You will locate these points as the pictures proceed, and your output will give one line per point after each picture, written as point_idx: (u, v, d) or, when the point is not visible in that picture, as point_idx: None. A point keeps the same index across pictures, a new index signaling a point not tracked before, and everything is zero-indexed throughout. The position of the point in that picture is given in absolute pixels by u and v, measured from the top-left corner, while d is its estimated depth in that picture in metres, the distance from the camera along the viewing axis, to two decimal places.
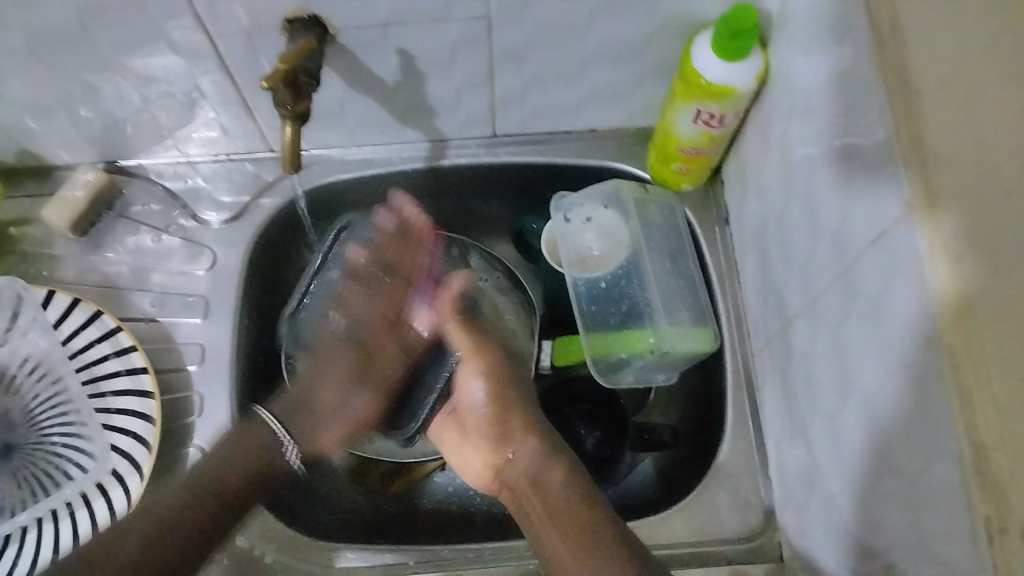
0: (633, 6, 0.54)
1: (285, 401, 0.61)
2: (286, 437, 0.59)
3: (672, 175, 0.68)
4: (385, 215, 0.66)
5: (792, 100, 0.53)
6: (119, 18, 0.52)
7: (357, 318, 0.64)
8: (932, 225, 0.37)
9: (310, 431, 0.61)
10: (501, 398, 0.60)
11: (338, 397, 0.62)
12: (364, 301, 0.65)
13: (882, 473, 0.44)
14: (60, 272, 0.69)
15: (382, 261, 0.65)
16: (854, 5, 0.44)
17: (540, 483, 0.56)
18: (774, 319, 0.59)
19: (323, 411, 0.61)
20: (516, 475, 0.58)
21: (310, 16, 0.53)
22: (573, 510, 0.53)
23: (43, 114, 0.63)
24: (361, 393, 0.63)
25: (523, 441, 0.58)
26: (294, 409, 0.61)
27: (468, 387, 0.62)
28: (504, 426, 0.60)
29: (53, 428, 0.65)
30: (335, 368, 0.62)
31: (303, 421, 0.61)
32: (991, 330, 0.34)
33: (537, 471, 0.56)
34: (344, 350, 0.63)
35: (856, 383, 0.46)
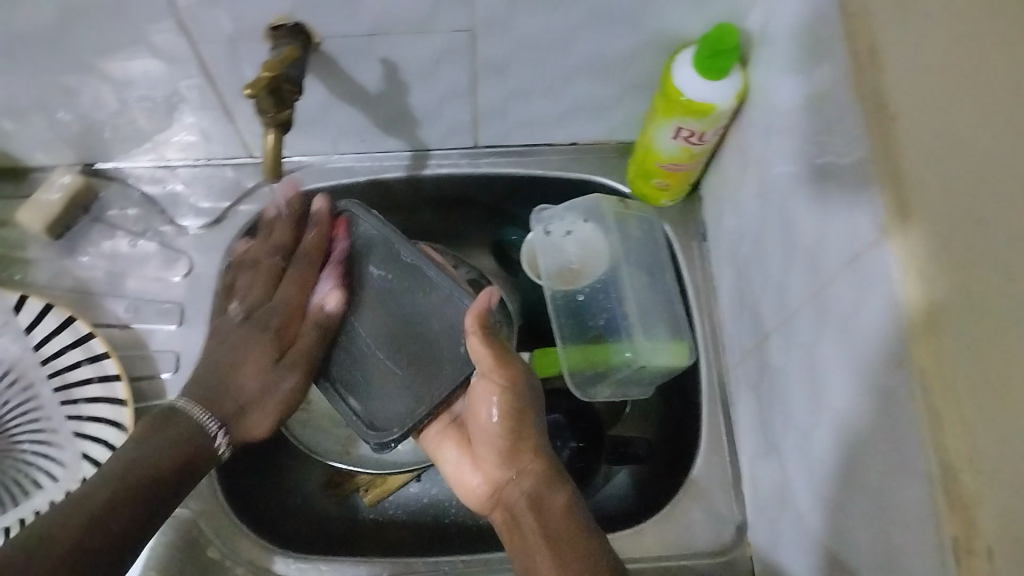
0: (616, 23, 0.55)
1: (195, 389, 0.58)
2: (216, 429, 0.56)
3: (652, 190, 0.68)
4: (283, 192, 0.66)
5: (770, 120, 0.54)
6: (101, 21, 0.52)
7: (258, 306, 0.62)
8: (907, 252, 0.38)
9: (235, 417, 0.58)
10: (519, 425, 0.56)
11: (260, 384, 0.59)
12: (264, 286, 0.63)
13: (852, 492, 0.45)
14: (33, 275, 0.69)
15: (279, 246, 0.64)
16: (831, 30, 0.45)
17: (544, 508, 0.54)
18: (749, 335, 0.60)
19: (243, 380, 0.58)
20: (518, 496, 0.56)
21: (294, 24, 0.53)
22: (568, 539, 0.52)
23: (20, 115, 0.62)
24: (285, 378, 0.59)
25: (530, 466, 0.56)
26: (205, 395, 0.57)
27: (484, 402, 0.57)
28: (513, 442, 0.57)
29: (20, 435, 0.64)
30: (252, 351, 0.59)
31: (224, 404, 0.57)
32: (960, 357, 0.35)
33: (542, 497, 0.55)
34: (256, 331, 0.60)
35: (828, 401, 0.47)
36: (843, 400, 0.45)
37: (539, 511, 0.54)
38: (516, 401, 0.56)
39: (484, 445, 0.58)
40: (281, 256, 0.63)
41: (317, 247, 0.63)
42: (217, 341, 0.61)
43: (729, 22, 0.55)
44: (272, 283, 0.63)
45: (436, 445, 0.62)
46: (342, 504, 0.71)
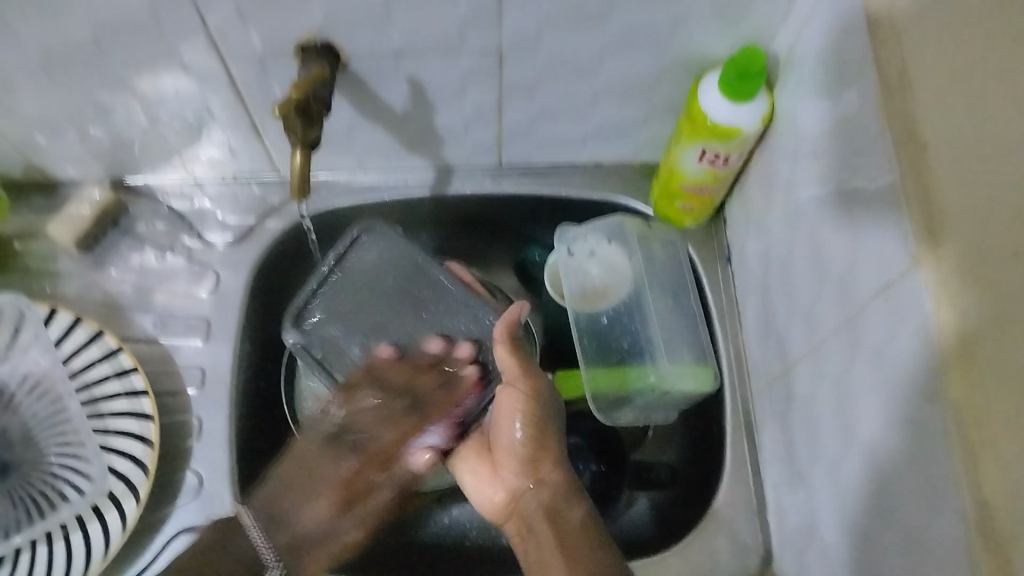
0: (643, 45, 0.55)
1: (261, 504, 0.61)
2: (273, 557, 0.58)
3: (676, 213, 0.68)
4: (434, 340, 0.66)
5: (798, 143, 0.54)
6: (134, 40, 0.53)
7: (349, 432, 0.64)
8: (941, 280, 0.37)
9: (292, 551, 0.58)
10: (540, 438, 0.58)
11: (310, 528, 0.60)
12: (356, 410, 0.64)
13: (882, 523, 0.44)
14: (62, 288, 0.69)
15: (400, 390, 0.64)
16: (862, 52, 0.44)
17: (561, 517, 0.55)
18: (775, 360, 0.59)
19: (301, 537, 0.59)
20: (536, 506, 0.57)
21: (322, 43, 0.53)
22: (583, 543, 0.53)
23: (54, 131, 0.63)
24: (349, 527, 0.62)
25: (552, 474, 0.57)
26: (270, 522, 0.60)
27: (506, 416, 0.59)
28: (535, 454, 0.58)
29: (50, 449, 0.65)
30: (325, 487, 0.62)
31: (280, 534, 0.59)
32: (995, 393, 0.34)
33: (559, 507, 0.56)
34: (327, 451, 0.63)
35: (857, 430, 0.46)
36: (873, 430, 0.44)
37: (554, 520, 0.55)
38: (539, 413, 0.58)
39: (507, 458, 0.59)
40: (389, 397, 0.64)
41: (433, 397, 0.65)
42: (299, 456, 0.63)
43: (757, 45, 0.55)
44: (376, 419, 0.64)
45: (455, 460, 0.64)
46: None
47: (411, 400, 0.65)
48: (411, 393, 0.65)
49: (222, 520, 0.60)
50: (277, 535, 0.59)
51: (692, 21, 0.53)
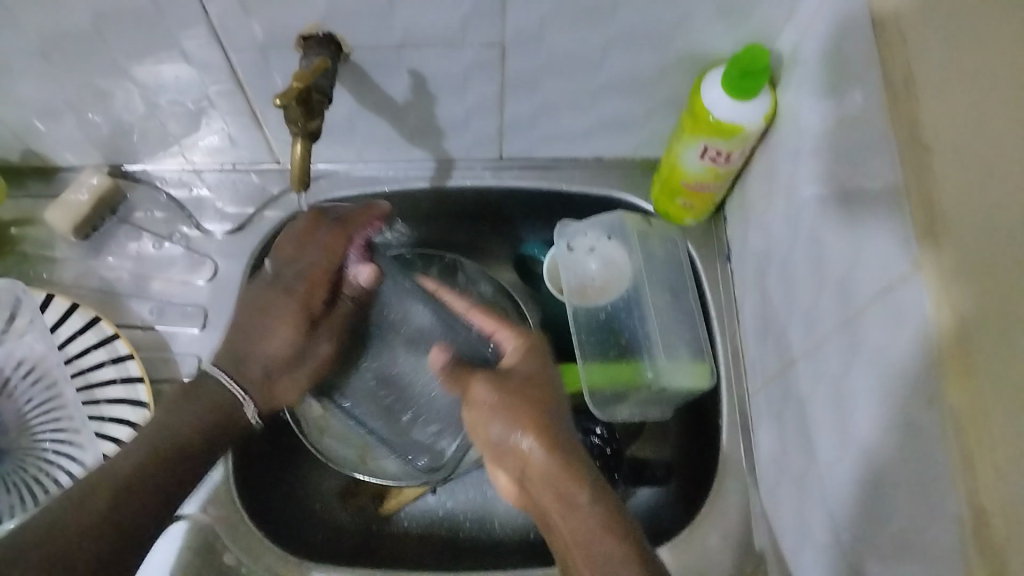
0: (645, 41, 0.55)
1: (228, 350, 0.60)
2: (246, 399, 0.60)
3: (676, 209, 0.68)
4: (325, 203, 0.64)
5: (800, 141, 0.54)
6: (135, 26, 0.53)
7: (288, 267, 0.61)
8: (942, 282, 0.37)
9: (263, 383, 0.61)
10: (523, 425, 0.51)
11: (292, 350, 0.61)
12: (297, 253, 0.61)
13: (877, 522, 0.44)
14: (59, 274, 0.69)
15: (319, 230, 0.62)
16: (865, 54, 0.45)
17: (569, 505, 0.49)
18: (772, 358, 0.60)
19: (274, 364, 0.61)
20: (545, 495, 0.50)
21: (324, 34, 0.53)
22: (593, 534, 0.48)
23: (52, 116, 0.63)
24: (321, 339, 0.62)
25: (538, 456, 0.51)
26: (237, 361, 0.60)
27: (481, 416, 0.53)
28: (516, 444, 0.51)
29: (44, 435, 0.65)
30: (280, 317, 0.60)
31: (253, 371, 0.60)
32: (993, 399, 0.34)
33: (568, 496, 0.49)
34: (280, 295, 0.60)
35: (854, 429, 0.46)
36: (869, 428, 0.44)
37: (566, 512, 0.49)
38: (509, 393, 0.53)
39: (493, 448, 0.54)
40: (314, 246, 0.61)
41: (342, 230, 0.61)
42: (249, 299, 0.61)
43: (761, 42, 0.55)
44: (301, 262, 0.61)
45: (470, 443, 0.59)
46: (355, 513, 0.70)
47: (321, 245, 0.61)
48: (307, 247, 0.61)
49: (194, 380, 0.59)
50: (260, 376, 0.60)
51: (696, 17, 0.53)
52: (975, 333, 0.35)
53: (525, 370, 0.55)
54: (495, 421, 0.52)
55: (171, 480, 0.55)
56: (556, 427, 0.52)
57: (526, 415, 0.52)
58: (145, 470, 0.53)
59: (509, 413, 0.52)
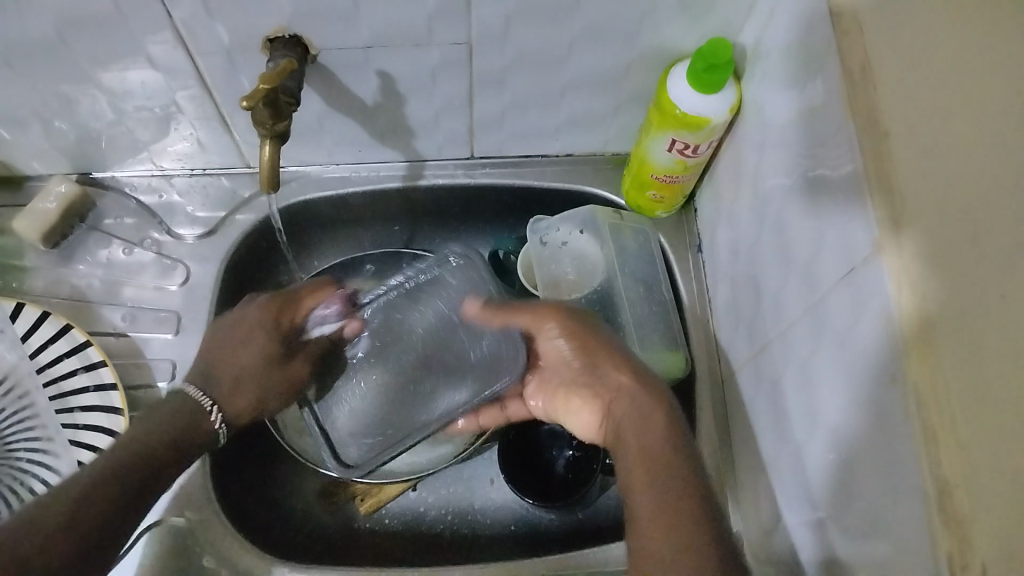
0: (611, 38, 0.56)
1: (203, 370, 0.59)
2: (211, 407, 0.57)
3: (647, 203, 0.69)
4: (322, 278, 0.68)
5: (765, 133, 0.55)
6: (99, 32, 0.52)
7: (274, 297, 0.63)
8: (900, 260, 0.38)
9: (230, 386, 0.59)
10: (606, 357, 0.56)
11: (268, 366, 0.61)
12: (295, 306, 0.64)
13: (846, 504, 0.45)
14: (29, 284, 0.69)
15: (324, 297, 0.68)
16: (823, 45, 0.46)
17: (643, 441, 0.52)
18: (743, 347, 0.61)
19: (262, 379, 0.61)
20: (619, 422, 0.55)
21: (291, 36, 0.53)
22: (662, 457, 0.51)
23: (17, 126, 0.62)
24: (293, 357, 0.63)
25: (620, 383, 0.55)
26: (213, 366, 0.59)
27: (574, 338, 0.58)
28: (609, 373, 0.56)
29: (15, 443, 0.63)
30: (262, 336, 0.61)
31: (222, 374, 0.59)
32: (955, 381, 0.35)
33: (636, 422, 0.53)
34: (265, 315, 0.62)
35: (822, 414, 0.47)
36: (836, 411, 0.45)
37: (641, 440, 0.52)
38: (577, 333, 0.58)
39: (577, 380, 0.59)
40: (299, 292, 0.64)
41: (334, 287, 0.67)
42: (236, 329, 0.61)
43: (725, 36, 0.56)
44: (291, 300, 0.64)
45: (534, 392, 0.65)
46: (336, 513, 0.70)
47: (308, 297, 0.64)
48: (288, 300, 0.63)
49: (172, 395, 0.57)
50: (222, 382, 0.59)
51: (660, 13, 0.53)
52: (941, 312, 0.36)
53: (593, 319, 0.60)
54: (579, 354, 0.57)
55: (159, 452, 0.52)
56: (643, 373, 0.56)
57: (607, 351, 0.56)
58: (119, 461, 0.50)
59: (585, 355, 0.57)
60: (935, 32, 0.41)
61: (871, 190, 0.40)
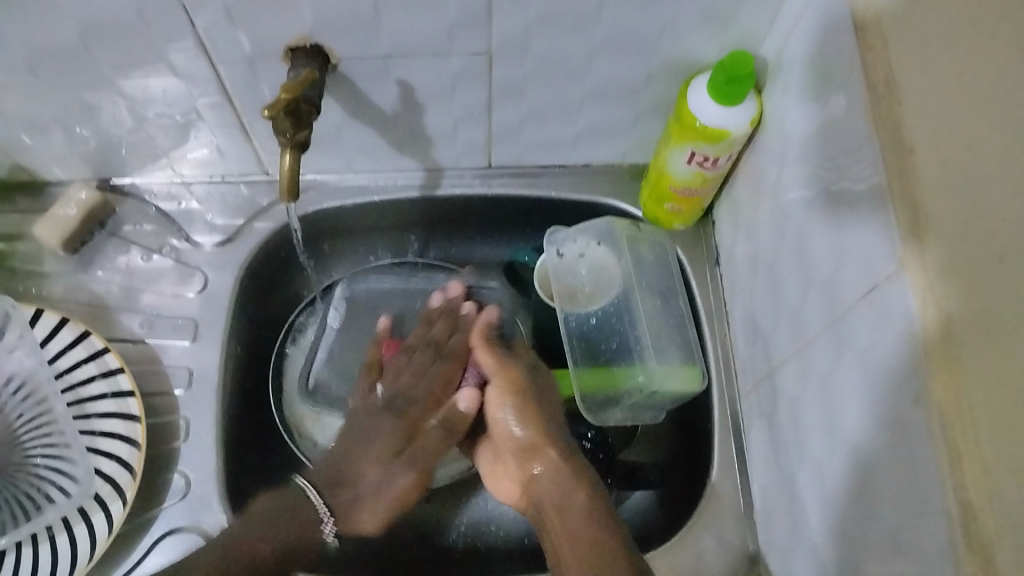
0: (631, 49, 0.56)
1: (324, 471, 0.65)
2: (325, 513, 0.63)
3: (665, 214, 0.69)
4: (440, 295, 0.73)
5: (785, 144, 0.54)
6: (122, 39, 0.53)
7: (400, 399, 0.69)
8: (929, 295, 0.37)
9: (346, 503, 0.65)
10: (535, 432, 0.62)
11: (384, 474, 0.66)
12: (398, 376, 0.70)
13: (867, 523, 0.44)
14: (48, 289, 0.69)
15: (428, 338, 0.71)
16: (847, 58, 0.45)
17: (563, 510, 0.57)
18: (761, 362, 0.60)
19: (366, 487, 0.66)
20: (544, 496, 0.60)
21: (312, 45, 0.53)
22: (589, 527, 0.55)
23: (39, 131, 0.63)
24: (401, 468, 0.67)
25: (546, 458, 0.61)
26: (331, 483, 0.65)
27: (502, 399, 0.65)
28: (541, 454, 0.62)
29: (34, 450, 0.64)
30: (378, 445, 0.67)
31: (341, 496, 0.65)
32: (982, 407, 0.34)
33: (562, 492, 0.59)
34: (385, 419, 0.68)
35: (843, 431, 0.47)
36: (857, 427, 0.45)
37: (561, 512, 0.58)
38: (525, 405, 0.64)
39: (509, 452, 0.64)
40: (426, 373, 0.70)
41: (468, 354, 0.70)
42: (354, 421, 0.68)
43: (746, 47, 0.56)
44: (408, 388, 0.70)
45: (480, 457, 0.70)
46: None
47: (442, 367, 0.70)
48: (410, 358, 0.71)
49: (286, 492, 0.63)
50: (331, 493, 0.64)
51: (680, 24, 0.53)
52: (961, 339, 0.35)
53: (543, 378, 0.67)
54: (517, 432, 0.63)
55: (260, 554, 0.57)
56: (566, 451, 0.61)
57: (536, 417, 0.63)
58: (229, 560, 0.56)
59: (527, 428, 0.63)
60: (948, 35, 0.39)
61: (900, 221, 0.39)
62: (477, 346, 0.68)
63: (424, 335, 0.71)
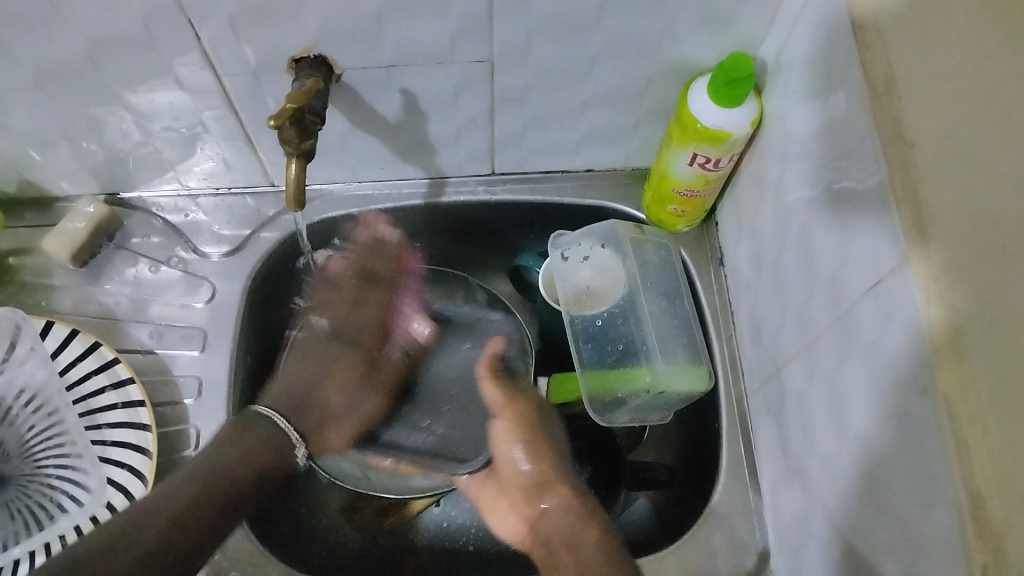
0: (632, 53, 0.56)
1: (285, 399, 0.61)
2: (297, 440, 0.59)
3: (668, 216, 0.69)
4: (360, 230, 0.71)
5: (786, 144, 0.55)
6: (128, 53, 0.53)
7: (348, 326, 0.66)
8: (936, 292, 0.37)
9: (315, 431, 0.61)
10: (547, 467, 0.61)
11: (347, 395, 0.64)
12: (348, 303, 0.67)
13: (877, 518, 0.44)
14: (58, 302, 0.70)
15: (363, 269, 0.68)
16: (846, 59, 0.46)
17: (575, 549, 0.56)
18: (768, 361, 0.61)
19: (338, 411, 0.63)
20: (551, 532, 0.59)
21: (316, 56, 0.54)
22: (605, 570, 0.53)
23: (47, 146, 0.63)
24: (371, 396, 0.66)
25: (556, 492, 0.60)
26: (296, 408, 0.61)
27: (509, 434, 0.63)
28: (553, 484, 0.61)
29: (46, 460, 0.65)
30: (338, 369, 0.64)
31: (307, 421, 0.61)
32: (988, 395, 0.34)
33: (570, 528, 0.57)
34: (341, 348, 0.65)
35: (850, 427, 0.47)
36: (864, 423, 0.45)
37: (571, 549, 0.56)
38: (530, 434, 0.63)
39: (516, 487, 0.63)
40: (359, 296, 0.67)
41: (396, 277, 0.70)
42: (304, 349, 0.65)
43: (745, 49, 0.56)
44: (351, 318, 0.66)
45: (476, 493, 0.67)
46: (362, 529, 0.70)
47: (386, 295, 0.68)
48: (333, 287, 0.67)
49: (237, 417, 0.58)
50: (308, 422, 0.61)
51: (680, 27, 0.54)
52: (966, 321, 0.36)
53: (544, 418, 0.65)
54: (528, 472, 0.61)
55: (236, 489, 0.54)
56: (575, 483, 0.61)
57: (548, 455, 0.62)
58: (203, 487, 0.53)
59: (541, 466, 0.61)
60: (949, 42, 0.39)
61: (908, 217, 0.40)
62: (483, 377, 0.67)
63: (348, 266, 0.68)
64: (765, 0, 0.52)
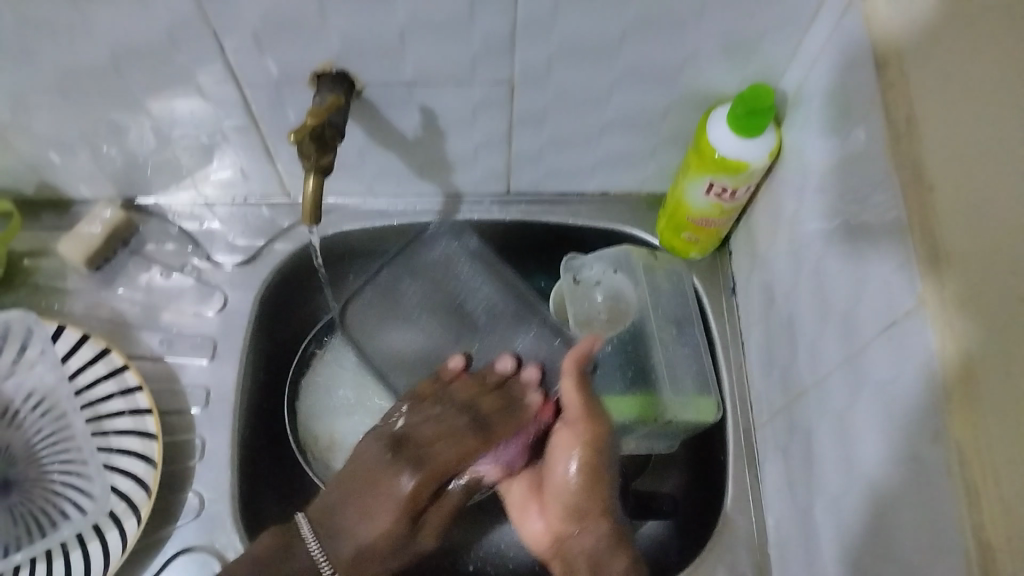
0: (650, 80, 0.56)
1: (320, 504, 0.61)
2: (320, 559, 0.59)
3: (682, 243, 0.69)
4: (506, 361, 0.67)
5: (804, 177, 0.55)
6: (151, 61, 0.54)
7: (415, 444, 0.63)
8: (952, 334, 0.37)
9: (346, 531, 0.60)
10: (595, 481, 0.62)
11: (390, 542, 0.61)
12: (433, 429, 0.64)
13: (884, 558, 0.44)
14: (70, 306, 0.70)
15: (474, 408, 0.65)
16: (867, 95, 0.46)
17: (604, 571, 0.59)
18: (779, 392, 0.60)
19: (366, 546, 0.60)
20: (580, 553, 0.61)
21: (338, 71, 0.54)
22: None
23: (67, 150, 0.64)
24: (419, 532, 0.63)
25: (597, 523, 0.61)
26: (328, 516, 0.61)
27: (567, 443, 0.63)
28: (594, 516, 0.62)
29: (52, 467, 0.65)
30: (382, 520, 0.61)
31: (340, 541, 0.60)
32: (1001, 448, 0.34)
33: (598, 555, 0.60)
34: (391, 468, 0.62)
35: (860, 466, 0.46)
36: (875, 461, 0.44)
37: (598, 569, 0.59)
38: (594, 459, 0.62)
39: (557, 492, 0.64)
40: (456, 436, 0.64)
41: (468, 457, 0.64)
42: (363, 480, 0.62)
43: (766, 81, 0.56)
44: (432, 445, 0.63)
45: (507, 492, 0.69)
46: None
47: (474, 442, 0.64)
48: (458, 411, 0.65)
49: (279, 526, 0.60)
50: (342, 543, 0.60)
51: (701, 56, 0.54)
52: (980, 353, 0.35)
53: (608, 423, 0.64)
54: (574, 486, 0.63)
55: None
56: (616, 514, 0.62)
57: (593, 464, 0.62)
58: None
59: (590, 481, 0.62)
60: (976, 80, 0.38)
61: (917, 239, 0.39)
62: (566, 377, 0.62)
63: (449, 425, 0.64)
64: (787, 31, 0.52)
